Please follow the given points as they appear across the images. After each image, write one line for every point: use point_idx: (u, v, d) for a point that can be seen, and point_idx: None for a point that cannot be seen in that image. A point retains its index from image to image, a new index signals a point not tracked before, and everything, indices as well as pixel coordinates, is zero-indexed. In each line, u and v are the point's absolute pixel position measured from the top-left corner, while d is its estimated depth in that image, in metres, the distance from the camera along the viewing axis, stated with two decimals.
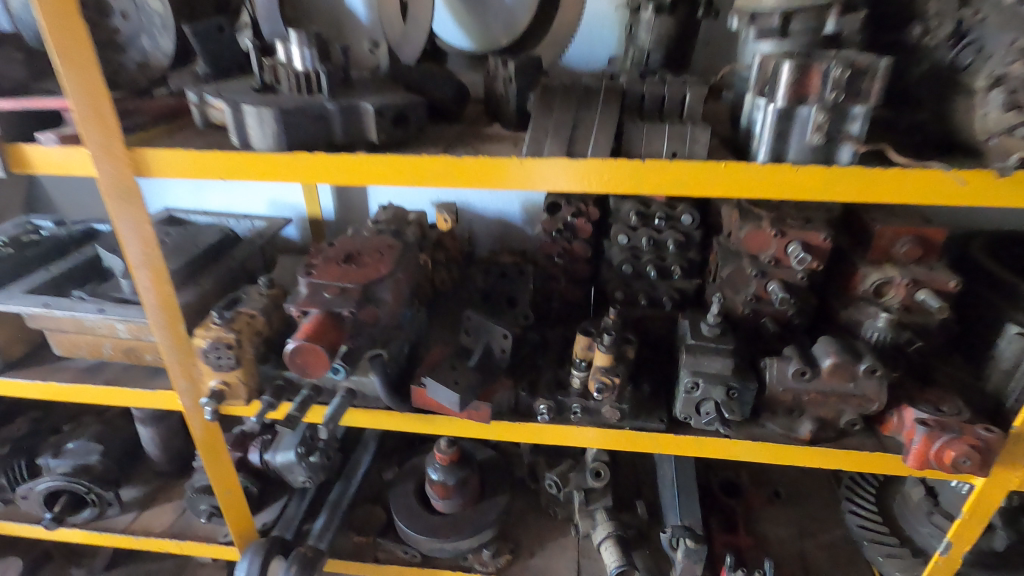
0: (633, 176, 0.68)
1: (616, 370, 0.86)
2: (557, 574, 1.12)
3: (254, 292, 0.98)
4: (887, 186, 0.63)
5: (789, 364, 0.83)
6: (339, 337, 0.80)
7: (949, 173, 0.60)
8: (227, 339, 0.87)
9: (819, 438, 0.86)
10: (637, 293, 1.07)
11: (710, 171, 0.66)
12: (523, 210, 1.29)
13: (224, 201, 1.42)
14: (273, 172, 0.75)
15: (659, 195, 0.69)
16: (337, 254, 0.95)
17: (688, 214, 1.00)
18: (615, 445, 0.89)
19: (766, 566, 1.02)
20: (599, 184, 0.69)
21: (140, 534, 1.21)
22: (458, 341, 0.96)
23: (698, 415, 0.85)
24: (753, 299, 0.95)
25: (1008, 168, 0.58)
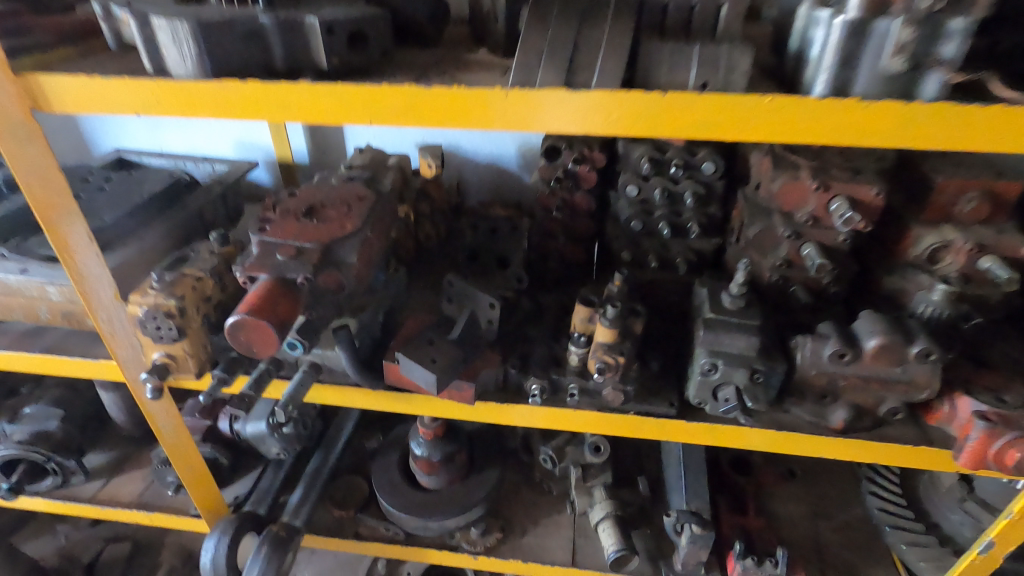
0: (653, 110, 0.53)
1: (620, 347, 0.73)
2: (550, 555, 1.04)
3: (204, 250, 0.84)
4: (985, 130, 0.48)
5: (826, 345, 0.70)
6: (294, 307, 0.67)
7: None
8: (168, 306, 0.74)
9: (853, 427, 0.74)
10: (646, 254, 0.94)
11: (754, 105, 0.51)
12: (520, 154, 1.13)
13: (185, 141, 1.26)
14: (197, 107, 0.59)
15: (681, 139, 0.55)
16: (297, 206, 0.81)
17: (709, 162, 0.85)
18: (616, 431, 0.78)
19: (778, 555, 0.93)
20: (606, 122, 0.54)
21: (106, 504, 1.13)
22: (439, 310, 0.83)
23: (715, 401, 0.72)
24: (783, 264, 0.81)
25: None
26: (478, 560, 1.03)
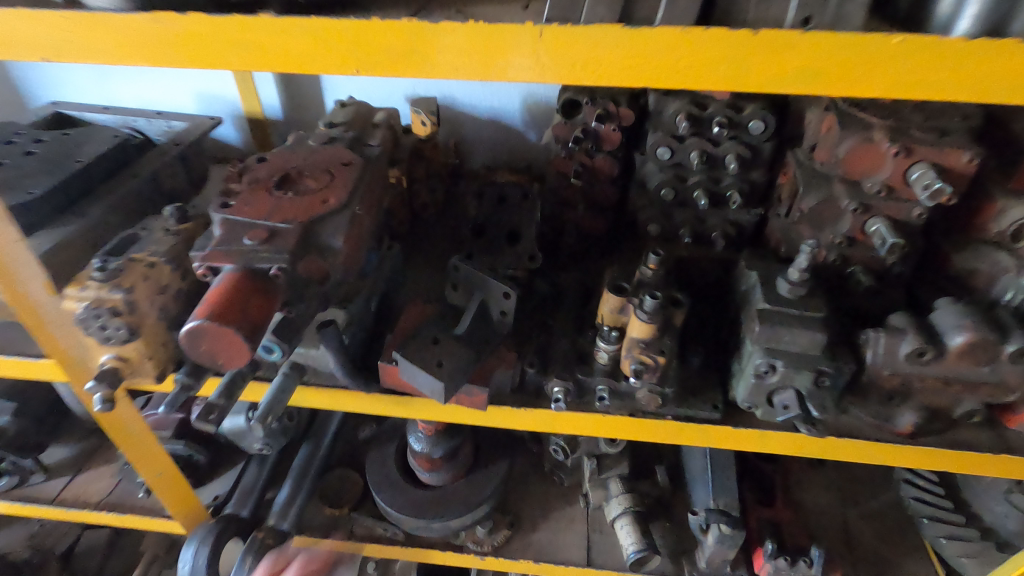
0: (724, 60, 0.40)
1: (660, 345, 0.62)
2: (564, 554, 0.96)
3: (157, 229, 0.70)
4: None
5: (903, 342, 0.59)
6: (269, 305, 0.54)
7: None
8: (115, 302, 0.61)
9: (921, 430, 0.65)
10: (677, 226, 0.82)
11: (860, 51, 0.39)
12: (525, 108, 0.98)
13: (136, 92, 1.09)
14: (126, 52, 0.45)
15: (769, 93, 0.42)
16: (268, 176, 0.67)
17: (758, 119, 0.72)
18: (650, 437, 0.68)
19: (813, 555, 0.86)
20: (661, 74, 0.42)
21: (71, 506, 1.02)
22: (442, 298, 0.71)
23: (769, 406, 0.62)
24: (843, 240, 0.70)
25: None
26: (485, 560, 0.95)
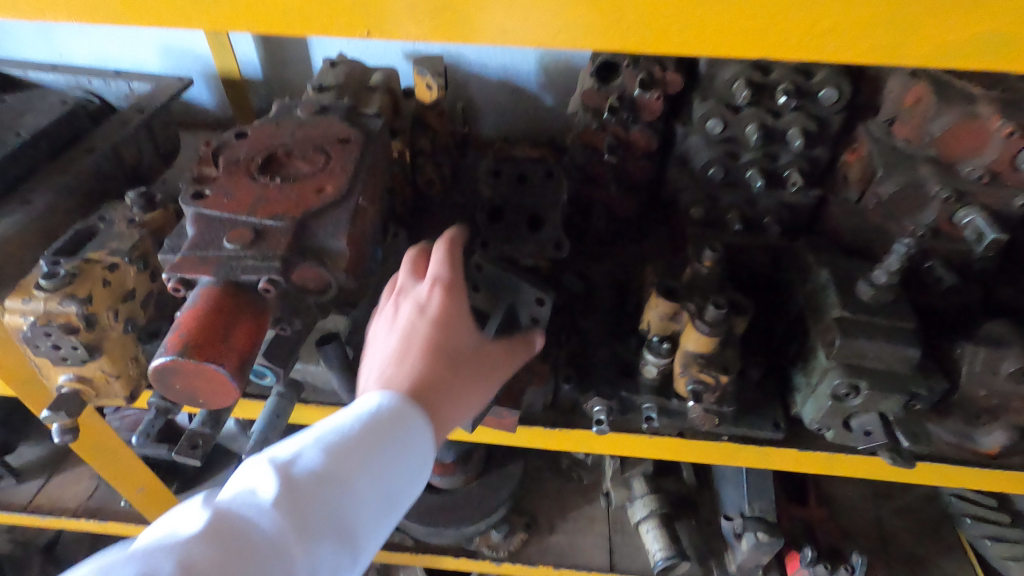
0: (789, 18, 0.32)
1: (721, 361, 0.53)
2: (585, 558, 0.90)
3: (118, 219, 0.59)
4: None
5: (1006, 359, 0.51)
6: (258, 331, 0.44)
7: None
8: (69, 316, 0.50)
9: (1007, 450, 0.58)
10: (725, 210, 0.71)
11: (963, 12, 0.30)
12: (542, 68, 0.85)
13: (91, 47, 0.94)
14: (43, 5, 0.35)
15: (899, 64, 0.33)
16: (250, 157, 0.55)
17: (830, 87, 0.60)
18: (700, 457, 0.60)
19: (856, 561, 0.79)
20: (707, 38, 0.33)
21: (47, 513, 0.93)
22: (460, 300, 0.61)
23: (844, 429, 0.54)
24: (925, 232, 0.60)
25: None
26: (501, 567, 0.88)
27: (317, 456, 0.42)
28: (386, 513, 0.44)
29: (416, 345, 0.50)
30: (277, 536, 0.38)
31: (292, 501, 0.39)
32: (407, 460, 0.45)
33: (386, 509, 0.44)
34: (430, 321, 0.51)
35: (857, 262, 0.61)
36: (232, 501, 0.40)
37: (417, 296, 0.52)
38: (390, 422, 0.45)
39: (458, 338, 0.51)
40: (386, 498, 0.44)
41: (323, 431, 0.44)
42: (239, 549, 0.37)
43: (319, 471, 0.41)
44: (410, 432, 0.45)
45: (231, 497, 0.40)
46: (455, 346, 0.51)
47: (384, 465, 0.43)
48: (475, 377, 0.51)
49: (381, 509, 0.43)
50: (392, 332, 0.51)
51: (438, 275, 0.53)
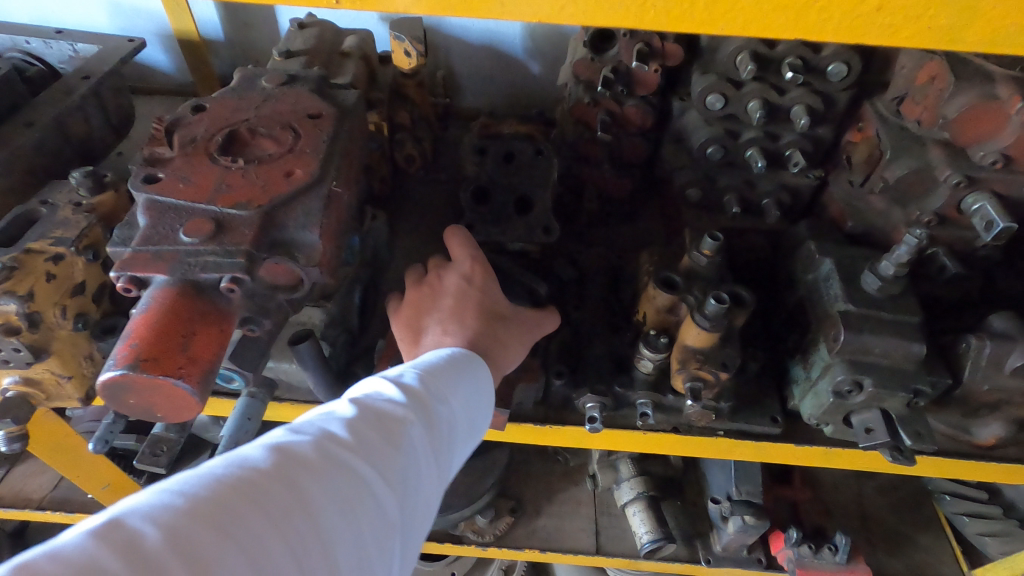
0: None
1: (720, 357, 0.51)
2: (571, 542, 0.89)
3: (63, 204, 0.53)
4: None
5: (1013, 354, 0.49)
6: (223, 338, 0.40)
7: None
8: (9, 316, 0.45)
9: (1002, 442, 0.57)
10: (722, 193, 0.68)
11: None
12: (530, 33, 0.79)
13: (29, 3, 0.84)
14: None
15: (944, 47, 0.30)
16: (208, 135, 0.49)
17: (841, 62, 0.56)
18: (696, 452, 0.58)
19: (839, 541, 0.80)
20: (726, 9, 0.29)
21: (8, 505, 0.89)
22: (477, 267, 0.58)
23: (843, 425, 0.52)
24: (931, 219, 0.58)
25: None
26: (488, 551, 0.88)
27: (421, 370, 0.44)
28: (471, 437, 0.46)
29: (466, 305, 0.51)
30: (419, 423, 0.40)
31: (421, 401, 0.41)
32: (487, 393, 0.47)
33: (471, 433, 0.46)
34: (477, 290, 0.52)
35: (860, 250, 0.58)
36: (364, 396, 0.39)
37: (458, 270, 0.54)
38: (470, 360, 0.48)
39: (500, 307, 0.53)
40: (472, 421, 0.46)
41: (416, 361, 0.45)
42: (394, 429, 0.38)
43: (434, 383, 0.43)
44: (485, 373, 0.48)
45: (360, 393, 0.40)
46: (499, 311, 0.53)
47: (477, 392, 0.46)
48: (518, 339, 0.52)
49: (469, 432, 0.46)
50: (439, 301, 0.52)
51: (474, 253, 0.54)
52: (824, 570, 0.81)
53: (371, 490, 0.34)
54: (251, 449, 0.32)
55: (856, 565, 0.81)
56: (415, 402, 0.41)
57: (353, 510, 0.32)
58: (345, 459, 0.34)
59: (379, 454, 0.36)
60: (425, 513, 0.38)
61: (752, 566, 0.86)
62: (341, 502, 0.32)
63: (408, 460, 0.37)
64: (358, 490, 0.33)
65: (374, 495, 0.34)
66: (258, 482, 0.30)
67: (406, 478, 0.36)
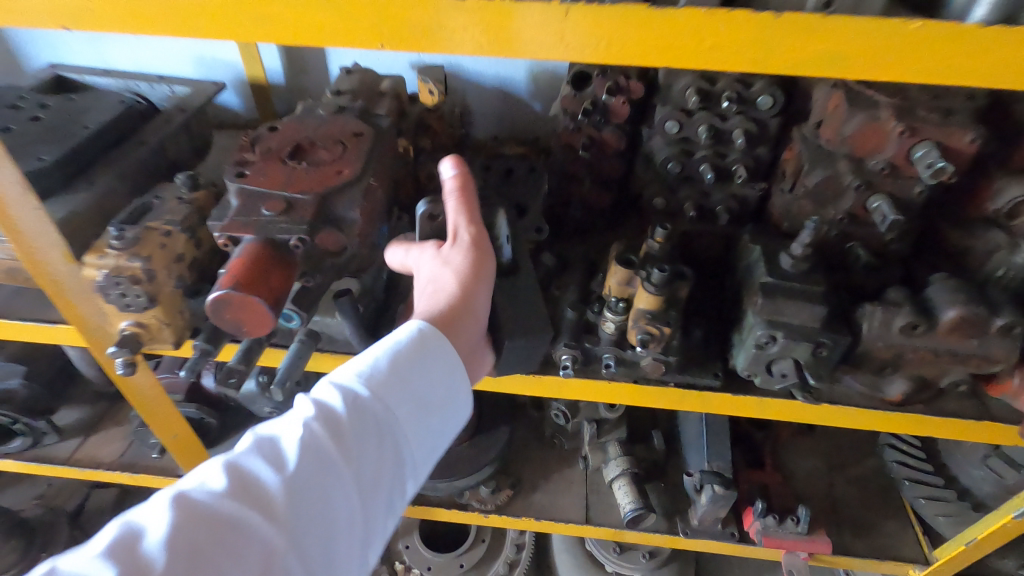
0: (692, 35, 0.41)
1: (665, 316, 0.65)
2: (563, 513, 1.00)
3: (170, 197, 0.71)
4: None
5: (898, 316, 0.62)
6: (286, 275, 0.56)
7: None
8: (134, 270, 0.62)
9: (910, 400, 0.69)
10: (682, 201, 0.82)
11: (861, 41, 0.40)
12: (531, 78, 0.98)
13: (134, 58, 1.07)
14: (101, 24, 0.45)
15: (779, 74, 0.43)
16: (281, 146, 0.67)
17: (766, 95, 0.72)
18: (654, 403, 0.71)
19: (801, 513, 0.91)
20: (659, 57, 0.43)
21: (86, 465, 1.05)
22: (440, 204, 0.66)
23: (767, 374, 0.65)
24: (844, 219, 0.72)
25: None
26: (489, 518, 1.00)
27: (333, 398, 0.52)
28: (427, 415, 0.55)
29: None
30: (312, 454, 0.49)
31: (316, 435, 0.50)
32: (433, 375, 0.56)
33: (403, 438, 0.54)
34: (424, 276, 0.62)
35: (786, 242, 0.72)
36: (266, 442, 0.49)
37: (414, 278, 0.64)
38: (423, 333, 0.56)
39: (439, 261, 0.61)
40: (421, 402, 0.55)
41: (341, 378, 0.53)
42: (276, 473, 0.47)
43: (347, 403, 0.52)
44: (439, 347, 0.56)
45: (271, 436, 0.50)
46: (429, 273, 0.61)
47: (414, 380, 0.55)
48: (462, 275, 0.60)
49: (419, 414, 0.55)
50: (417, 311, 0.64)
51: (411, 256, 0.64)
52: (787, 538, 0.91)
53: (235, 537, 0.44)
54: (135, 520, 0.43)
55: (817, 535, 0.91)
56: (326, 421, 0.50)
57: (222, 547, 0.43)
58: (212, 517, 0.44)
59: (254, 501, 0.46)
60: (333, 520, 0.48)
61: (725, 539, 0.96)
62: (196, 554, 0.42)
63: (288, 499, 0.47)
64: (219, 540, 0.43)
65: (240, 538, 0.44)
66: (120, 551, 0.41)
67: (288, 513, 0.46)
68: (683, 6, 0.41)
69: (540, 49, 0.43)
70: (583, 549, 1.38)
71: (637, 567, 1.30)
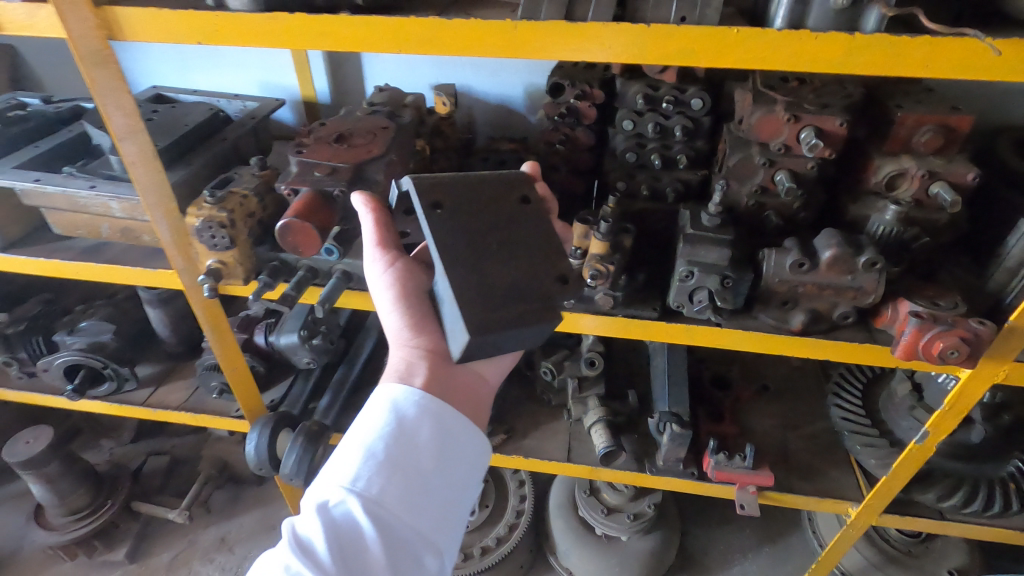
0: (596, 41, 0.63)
1: (611, 258, 0.85)
2: (548, 453, 1.18)
3: (246, 173, 0.95)
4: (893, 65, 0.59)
5: (787, 256, 0.81)
6: (329, 218, 0.79)
7: (962, 40, 0.56)
8: (220, 218, 0.86)
9: (811, 330, 0.86)
10: (638, 185, 1.03)
11: (705, 43, 0.61)
12: (526, 95, 1.24)
13: (214, 82, 1.36)
14: (220, 36, 0.70)
15: (659, 65, 0.64)
16: (328, 134, 0.92)
17: (697, 98, 0.93)
18: (607, 333, 0.90)
19: (747, 450, 1.07)
20: (578, 56, 0.64)
21: (157, 407, 1.28)
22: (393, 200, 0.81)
23: (691, 304, 0.85)
24: (758, 191, 0.91)
25: (1002, 45, 0.55)
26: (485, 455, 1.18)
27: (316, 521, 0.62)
28: (427, 475, 0.67)
29: None
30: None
31: (305, 559, 0.59)
32: (421, 439, 0.68)
33: (393, 534, 0.63)
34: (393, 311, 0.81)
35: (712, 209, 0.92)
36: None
37: None
38: (400, 396, 0.70)
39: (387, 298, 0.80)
40: (409, 480, 0.66)
41: (328, 499, 0.64)
42: None
43: (331, 520, 0.62)
44: (422, 412, 0.70)
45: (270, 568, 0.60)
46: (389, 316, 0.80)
47: (404, 445, 0.67)
48: (397, 299, 0.77)
49: (419, 477, 0.67)
50: None
51: None
52: (735, 472, 1.07)
53: None
54: None
55: (761, 470, 1.07)
56: (313, 541, 0.60)
57: None
58: None
59: None
60: None
61: (686, 477, 1.12)
62: None
63: None
64: None
65: None
66: None
67: None
68: (588, 21, 0.62)
69: (499, 51, 0.65)
70: (576, 515, 1.53)
71: (623, 528, 1.44)
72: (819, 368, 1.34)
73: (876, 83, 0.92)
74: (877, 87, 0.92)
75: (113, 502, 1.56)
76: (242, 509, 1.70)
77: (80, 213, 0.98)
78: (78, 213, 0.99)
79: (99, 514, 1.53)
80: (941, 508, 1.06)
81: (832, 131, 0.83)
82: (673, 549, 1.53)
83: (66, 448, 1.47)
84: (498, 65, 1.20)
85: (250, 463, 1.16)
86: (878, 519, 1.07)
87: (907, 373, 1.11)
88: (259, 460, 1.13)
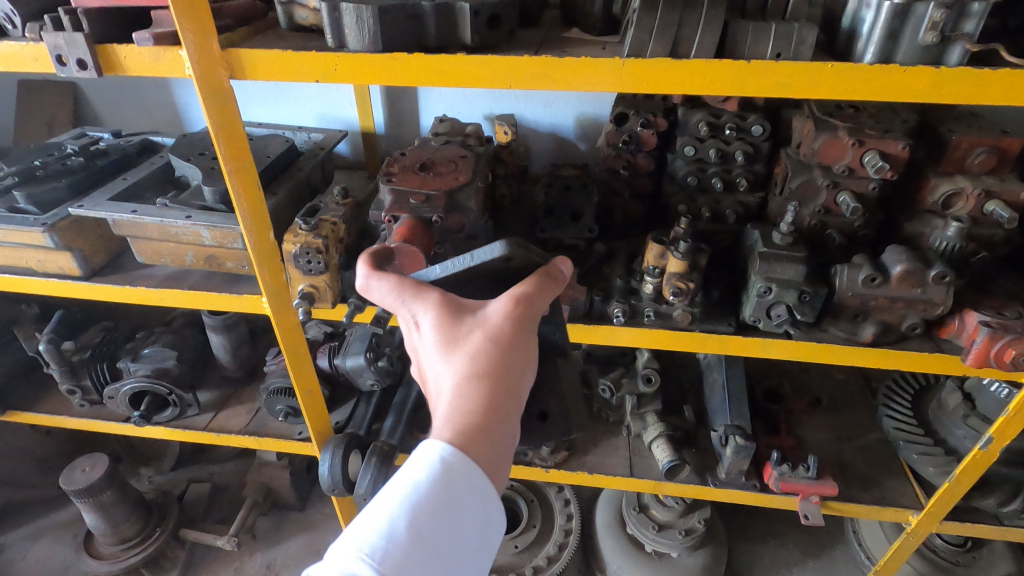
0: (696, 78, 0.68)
1: (689, 277, 0.90)
2: (611, 469, 1.21)
3: (330, 201, 1.00)
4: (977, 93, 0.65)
5: (859, 271, 0.86)
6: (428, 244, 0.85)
7: None
8: (316, 245, 0.90)
9: (880, 342, 0.90)
10: (699, 207, 1.08)
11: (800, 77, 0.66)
12: (578, 124, 1.30)
13: (272, 114, 1.41)
14: (339, 73, 0.74)
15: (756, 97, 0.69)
16: (412, 163, 0.96)
17: (758, 125, 0.99)
18: (683, 348, 0.94)
19: (810, 461, 1.10)
20: (683, 89, 0.69)
21: (220, 431, 1.29)
22: (428, 277, 0.74)
23: (768, 318, 0.89)
24: (821, 211, 0.97)
25: None
26: (550, 472, 1.21)
27: None
28: (460, 563, 0.59)
29: None
30: None
31: None
32: (466, 516, 0.60)
33: None
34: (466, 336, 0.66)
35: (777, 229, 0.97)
36: None
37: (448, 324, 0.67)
38: (462, 463, 0.60)
39: (483, 331, 0.66)
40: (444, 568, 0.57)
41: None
42: None
43: None
44: (471, 487, 0.60)
45: None
46: (463, 357, 0.64)
47: (445, 522, 0.58)
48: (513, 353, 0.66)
49: (452, 564, 0.58)
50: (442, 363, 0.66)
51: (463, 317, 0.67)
52: (800, 482, 1.10)
53: None
54: None
55: (824, 480, 1.10)
56: None
57: None
58: None
59: None
60: None
61: (749, 489, 1.15)
62: None
63: None
64: None
65: None
66: None
67: None
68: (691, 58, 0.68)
69: (608, 86, 0.70)
70: (625, 533, 1.55)
71: (674, 544, 1.46)
72: (862, 381, 1.38)
73: (925, 109, 0.98)
74: (925, 112, 0.98)
75: (162, 529, 1.56)
76: (287, 534, 1.70)
77: (168, 241, 1.02)
78: (165, 242, 1.02)
79: (149, 542, 1.54)
80: (998, 512, 1.09)
81: (893, 154, 0.89)
82: (722, 564, 1.54)
83: (120, 476, 1.48)
84: (552, 96, 1.26)
85: (323, 485, 1.18)
86: (939, 526, 1.09)
87: (956, 382, 1.16)
88: (333, 481, 1.16)
